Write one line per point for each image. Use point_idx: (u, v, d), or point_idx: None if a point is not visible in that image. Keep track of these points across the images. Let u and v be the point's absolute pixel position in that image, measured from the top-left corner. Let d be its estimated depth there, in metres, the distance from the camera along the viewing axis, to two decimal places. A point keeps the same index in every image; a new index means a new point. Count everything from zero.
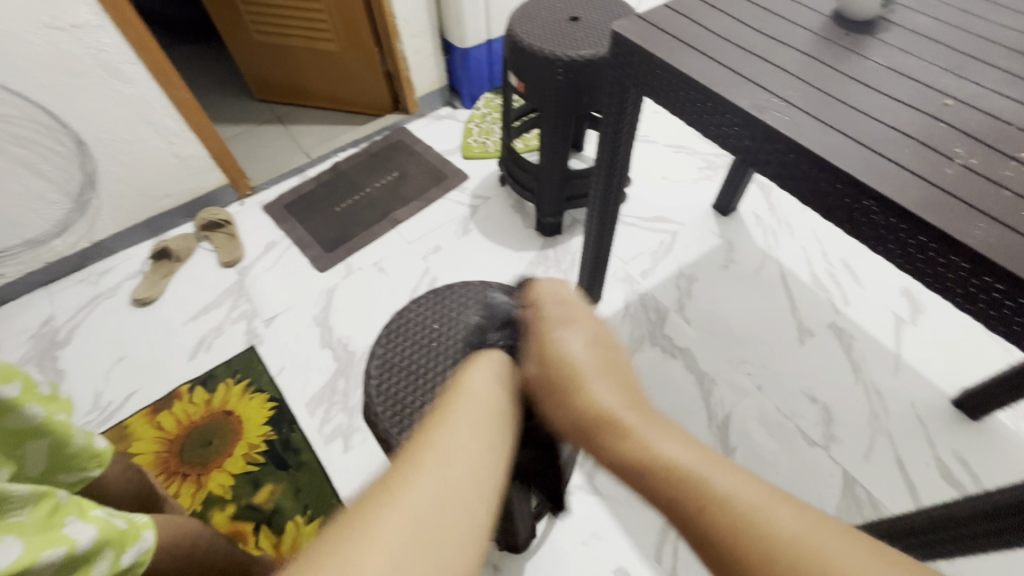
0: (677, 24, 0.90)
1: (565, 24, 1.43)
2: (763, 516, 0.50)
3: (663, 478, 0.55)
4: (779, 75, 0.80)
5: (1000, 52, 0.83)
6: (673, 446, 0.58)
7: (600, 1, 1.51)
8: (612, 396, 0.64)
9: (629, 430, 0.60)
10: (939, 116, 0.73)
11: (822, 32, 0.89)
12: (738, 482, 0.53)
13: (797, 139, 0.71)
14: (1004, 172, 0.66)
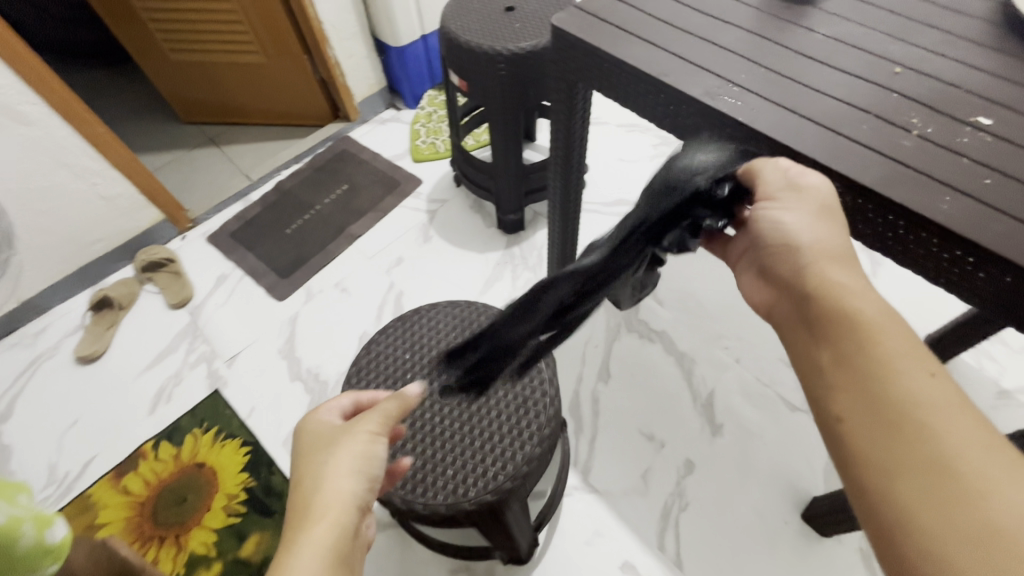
0: (616, 11, 0.87)
1: (502, 15, 1.36)
2: (932, 422, 0.45)
3: (875, 378, 0.48)
4: (727, 58, 0.78)
5: (938, 12, 0.82)
6: (908, 359, 0.49)
7: None
8: (824, 261, 0.56)
9: (848, 312, 0.52)
10: (888, 86, 0.72)
11: (763, 7, 0.86)
12: (946, 399, 0.46)
13: (753, 124, 0.69)
14: (958, 139, 0.65)
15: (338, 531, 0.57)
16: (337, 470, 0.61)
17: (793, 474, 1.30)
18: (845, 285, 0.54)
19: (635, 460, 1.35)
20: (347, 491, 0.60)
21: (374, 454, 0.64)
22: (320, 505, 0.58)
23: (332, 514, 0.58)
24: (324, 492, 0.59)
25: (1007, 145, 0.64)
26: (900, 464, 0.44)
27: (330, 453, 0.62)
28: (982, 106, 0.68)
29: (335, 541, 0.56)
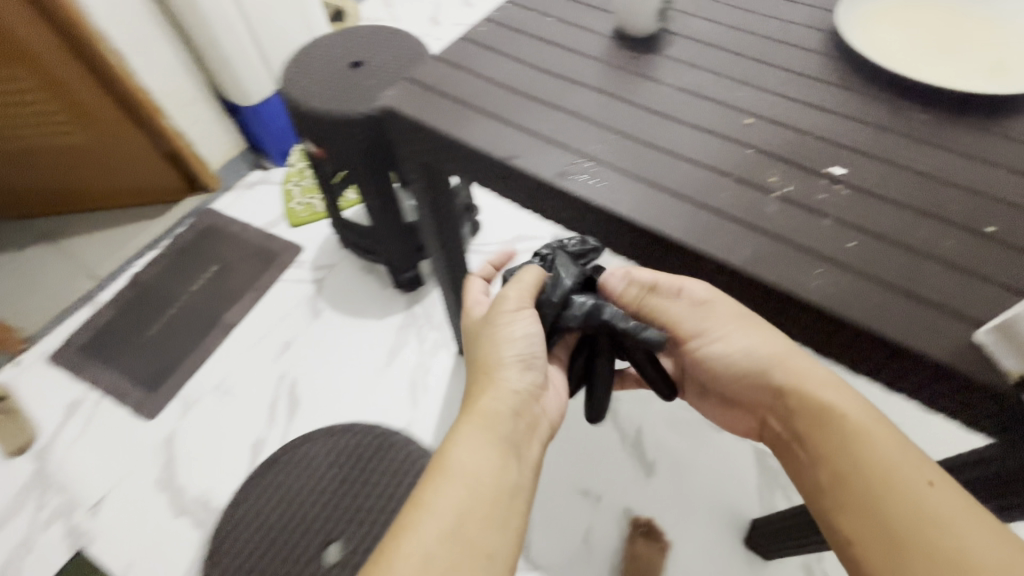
0: (454, 82, 0.78)
1: (347, 73, 1.22)
2: (891, 495, 0.54)
3: (864, 476, 0.56)
4: (578, 127, 0.71)
5: (777, 46, 0.80)
6: (896, 451, 0.57)
7: (380, 36, 1.32)
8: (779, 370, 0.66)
9: (832, 416, 0.61)
10: (743, 141, 0.68)
11: (608, 58, 0.80)
12: (954, 500, 0.53)
13: (613, 207, 0.62)
14: (816, 196, 0.62)
15: (496, 420, 0.68)
16: (492, 365, 0.71)
17: (730, 498, 1.29)
18: (810, 383, 0.64)
19: (574, 521, 1.27)
20: (503, 383, 0.71)
21: (524, 339, 0.72)
22: (482, 396, 0.69)
23: (493, 402, 0.68)
24: (487, 386, 0.70)
25: (862, 196, 0.61)
26: (875, 535, 0.54)
27: (493, 343, 0.73)
28: (834, 152, 0.66)
29: (494, 426, 0.67)
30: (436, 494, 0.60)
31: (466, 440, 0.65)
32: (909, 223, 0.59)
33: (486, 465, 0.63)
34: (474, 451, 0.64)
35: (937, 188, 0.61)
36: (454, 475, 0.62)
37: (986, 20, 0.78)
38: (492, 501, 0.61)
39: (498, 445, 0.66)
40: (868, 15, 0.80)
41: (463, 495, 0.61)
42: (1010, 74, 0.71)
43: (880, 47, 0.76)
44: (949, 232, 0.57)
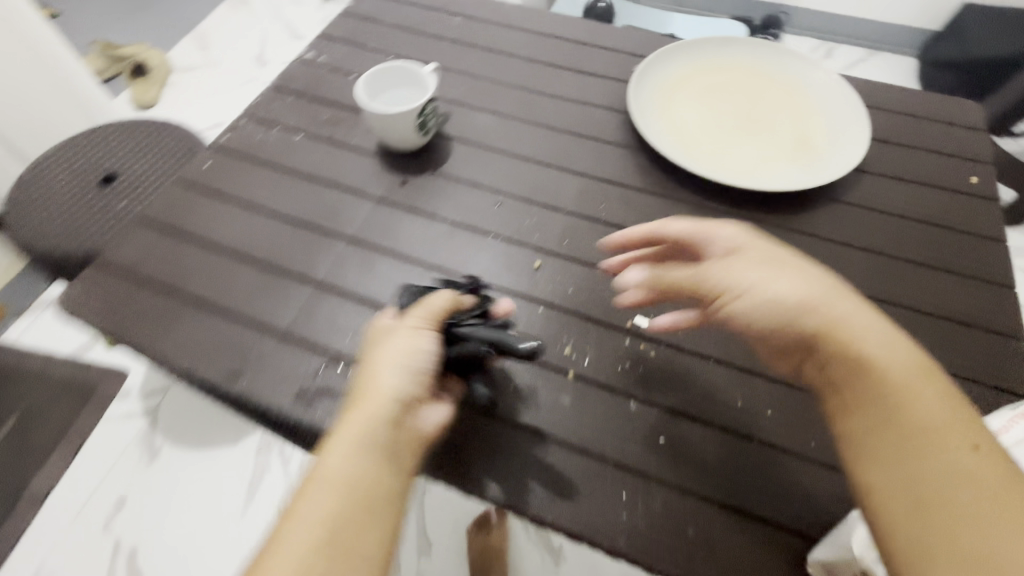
0: (163, 260, 0.58)
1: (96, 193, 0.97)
2: (938, 446, 0.32)
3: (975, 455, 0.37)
4: (324, 310, 0.54)
5: (570, 140, 0.67)
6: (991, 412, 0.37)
7: (140, 135, 1.06)
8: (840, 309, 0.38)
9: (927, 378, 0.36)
10: (530, 294, 0.55)
11: (369, 185, 0.64)
12: None
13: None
14: (618, 365, 0.50)
15: (386, 428, 0.38)
16: (393, 351, 0.41)
17: None
18: (853, 321, 0.37)
19: None
20: (412, 377, 0.40)
21: (425, 349, 0.42)
22: (366, 389, 0.40)
23: (392, 399, 0.39)
24: (376, 371, 0.40)
25: (672, 357, 0.50)
26: (902, 494, 0.32)
27: (389, 330, 0.43)
28: None
29: (382, 442, 0.38)
30: (279, 560, 0.33)
31: (337, 459, 0.37)
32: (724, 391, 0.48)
33: (366, 504, 0.36)
34: (349, 479, 0.36)
35: None
36: (308, 496, 0.36)
37: (784, 85, 0.72)
38: (365, 561, 0.34)
39: (388, 465, 0.38)
40: (663, 92, 0.71)
41: (315, 556, 0.34)
42: (815, 155, 0.64)
43: (678, 135, 0.67)
44: (768, 397, 0.48)
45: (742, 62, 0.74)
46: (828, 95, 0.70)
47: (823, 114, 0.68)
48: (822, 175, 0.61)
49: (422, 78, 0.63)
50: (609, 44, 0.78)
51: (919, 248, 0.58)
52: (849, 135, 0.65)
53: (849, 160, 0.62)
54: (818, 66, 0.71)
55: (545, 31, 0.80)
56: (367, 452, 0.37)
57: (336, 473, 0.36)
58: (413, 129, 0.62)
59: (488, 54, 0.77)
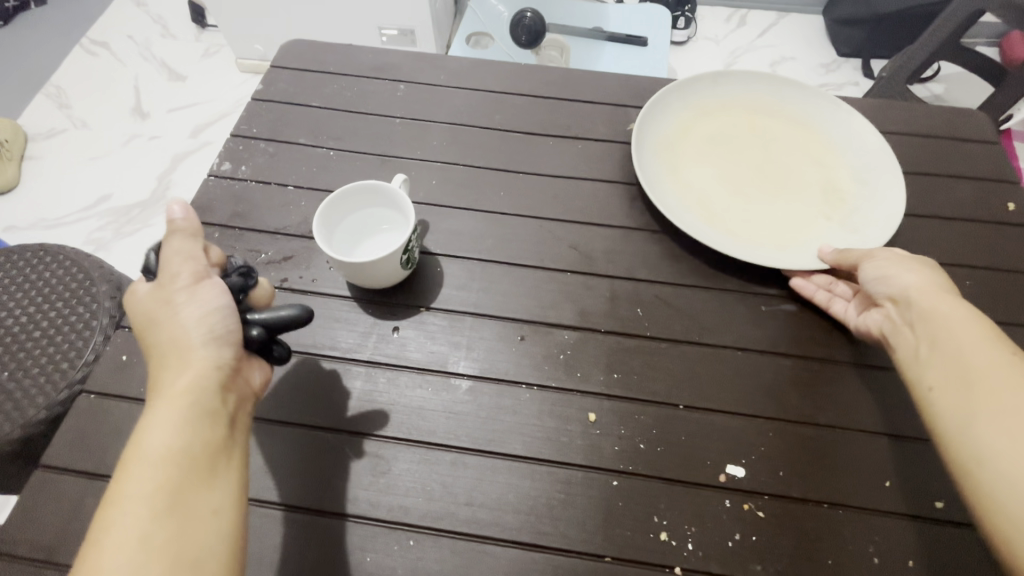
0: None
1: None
2: (965, 350, 0.38)
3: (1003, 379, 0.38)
4: (345, 551, 0.41)
5: (575, 230, 0.57)
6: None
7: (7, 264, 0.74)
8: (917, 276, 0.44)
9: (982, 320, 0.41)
10: (596, 462, 0.44)
11: (349, 342, 0.50)
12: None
13: None
14: (727, 540, 0.42)
15: (206, 392, 0.37)
16: (189, 322, 0.39)
17: None
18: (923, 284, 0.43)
19: None
20: (219, 341, 0.39)
21: (215, 306, 0.40)
22: (175, 360, 0.38)
23: (204, 362, 0.38)
24: (182, 343, 0.39)
25: (780, 512, 0.43)
26: (946, 382, 0.38)
27: (173, 302, 0.40)
28: (714, 432, 0.46)
29: (199, 403, 0.37)
30: (109, 548, 0.31)
31: (156, 431, 0.35)
32: (852, 545, 0.41)
33: (202, 462, 0.35)
34: (174, 445, 0.35)
35: (854, 454, 0.45)
36: (137, 478, 0.33)
37: (790, 120, 0.64)
38: (212, 516, 0.33)
39: (213, 423, 0.36)
40: (664, 151, 0.61)
41: (154, 527, 0.32)
42: (851, 205, 0.57)
43: (700, 207, 0.57)
44: (897, 539, 0.42)
45: (737, 97, 0.66)
46: (841, 125, 0.63)
47: (842, 151, 0.61)
48: (870, 231, 0.54)
49: (399, 199, 0.50)
50: (584, 97, 0.68)
51: (984, 301, 0.54)
52: (880, 175, 0.58)
53: (894, 208, 0.55)
54: (822, 91, 0.64)
55: (507, 89, 0.68)
56: (183, 426, 0.35)
57: (158, 452, 0.34)
58: (397, 265, 0.49)
59: (448, 130, 0.64)
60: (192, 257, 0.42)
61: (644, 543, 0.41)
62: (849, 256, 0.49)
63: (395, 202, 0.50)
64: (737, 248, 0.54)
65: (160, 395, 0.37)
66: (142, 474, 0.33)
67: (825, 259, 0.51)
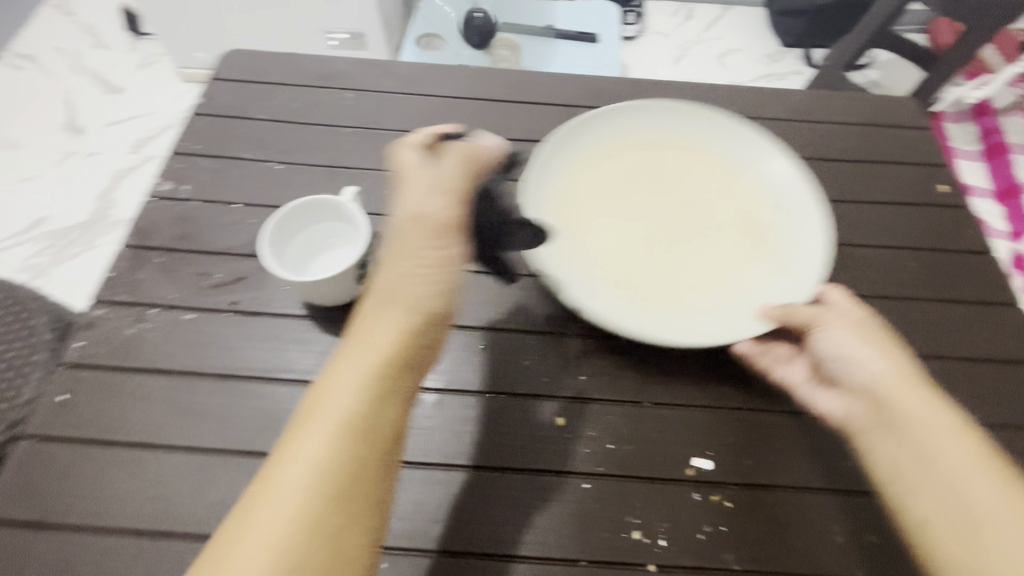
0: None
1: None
2: (956, 464, 0.37)
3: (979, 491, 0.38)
4: None
5: None
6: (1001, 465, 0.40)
7: None
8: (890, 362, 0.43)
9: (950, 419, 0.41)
10: (568, 467, 0.44)
11: (309, 362, 0.48)
12: None
13: None
14: (699, 532, 0.42)
15: (394, 362, 0.36)
16: (394, 278, 0.40)
17: None
18: (901, 379, 0.41)
19: None
20: (424, 307, 0.39)
21: (430, 264, 0.40)
22: (380, 311, 0.38)
23: (400, 322, 0.38)
24: (387, 296, 0.39)
25: (748, 501, 0.44)
26: (940, 501, 0.37)
27: (398, 247, 0.41)
28: (681, 427, 0.46)
29: (389, 372, 0.36)
30: (281, 497, 0.30)
31: (345, 384, 0.34)
32: (816, 528, 0.43)
33: (369, 437, 0.33)
34: (351, 411, 0.33)
35: (815, 439, 0.47)
36: (321, 428, 0.33)
37: (682, 141, 0.59)
38: (363, 506, 0.32)
39: (395, 399, 0.35)
40: (559, 215, 0.54)
41: (312, 496, 0.30)
42: (772, 236, 0.53)
43: (619, 279, 0.50)
44: (856, 517, 0.44)
45: (620, 125, 0.59)
46: (732, 137, 0.58)
47: (753, 176, 0.56)
48: (800, 260, 0.51)
49: (353, 214, 0.48)
50: (538, 99, 0.68)
51: (928, 282, 0.56)
52: (790, 189, 0.55)
53: (818, 223, 0.52)
54: (697, 105, 0.59)
55: (460, 94, 0.67)
56: (373, 397, 0.34)
57: (342, 410, 0.33)
58: (354, 281, 0.48)
59: (402, 138, 0.63)
60: (444, 178, 0.45)
61: (618, 544, 0.42)
62: (796, 315, 0.46)
63: (356, 221, 0.49)
64: (674, 330, 0.48)
65: (358, 345, 0.37)
66: (326, 430, 0.32)
67: (767, 318, 0.46)
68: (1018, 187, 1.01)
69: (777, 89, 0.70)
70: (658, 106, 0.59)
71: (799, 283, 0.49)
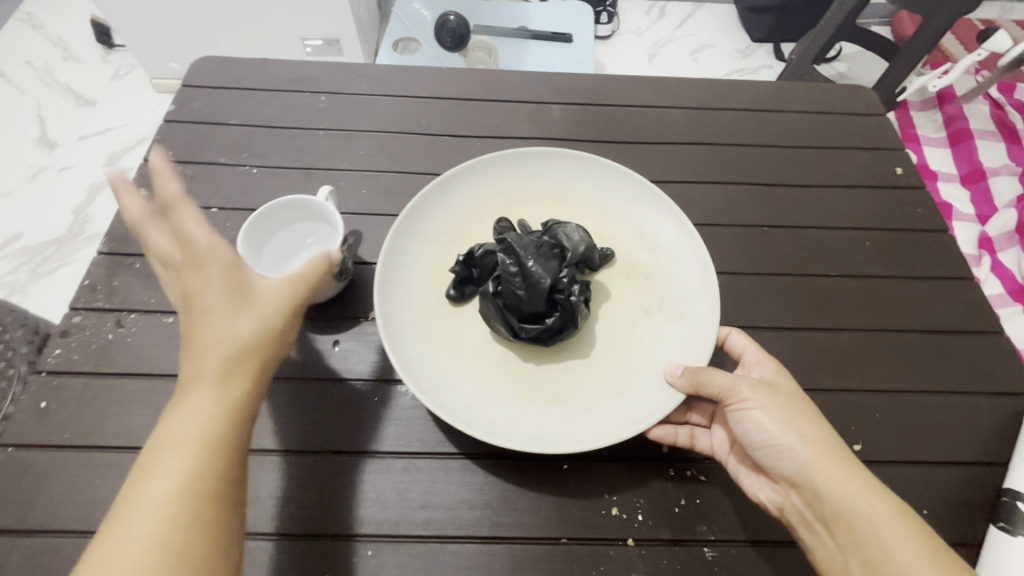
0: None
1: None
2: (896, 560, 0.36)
3: None
4: (305, 568, 0.41)
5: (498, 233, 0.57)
6: None
7: None
8: (813, 441, 0.41)
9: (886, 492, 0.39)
10: None
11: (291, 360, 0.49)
12: None
13: None
14: (675, 506, 0.45)
15: (240, 378, 0.35)
16: (214, 291, 0.35)
17: None
18: (826, 465, 0.39)
19: None
20: (263, 318, 0.36)
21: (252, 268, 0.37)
22: (223, 311, 0.35)
23: (242, 340, 0.35)
24: (231, 297, 0.36)
25: (718, 474, 0.46)
26: None
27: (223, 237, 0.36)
28: None
29: (226, 398, 0.34)
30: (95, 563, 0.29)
31: (191, 406, 0.33)
32: None
33: (230, 454, 0.34)
34: (195, 440, 0.33)
35: None
36: (152, 475, 0.31)
37: (552, 202, 0.58)
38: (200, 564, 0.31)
39: (224, 440, 0.33)
40: (430, 314, 0.50)
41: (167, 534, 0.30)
42: (659, 287, 0.52)
43: (509, 382, 0.47)
44: None
45: (484, 199, 0.57)
46: (599, 189, 0.58)
47: (633, 237, 0.55)
48: (690, 309, 0.50)
49: (326, 212, 0.49)
50: (511, 97, 0.69)
51: (890, 260, 0.59)
52: (666, 234, 0.55)
53: (697, 263, 0.52)
54: (557, 154, 0.58)
55: (434, 94, 0.69)
56: (201, 434, 0.33)
57: (173, 450, 0.32)
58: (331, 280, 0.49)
59: (377, 138, 0.64)
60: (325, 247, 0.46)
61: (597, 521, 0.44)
62: (706, 386, 0.43)
63: (329, 219, 0.50)
64: (578, 430, 0.44)
65: (194, 366, 0.34)
66: (153, 472, 0.32)
67: (679, 387, 0.44)
68: (982, 171, 1.05)
69: (742, 81, 0.73)
70: (517, 163, 0.58)
71: (693, 337, 0.48)
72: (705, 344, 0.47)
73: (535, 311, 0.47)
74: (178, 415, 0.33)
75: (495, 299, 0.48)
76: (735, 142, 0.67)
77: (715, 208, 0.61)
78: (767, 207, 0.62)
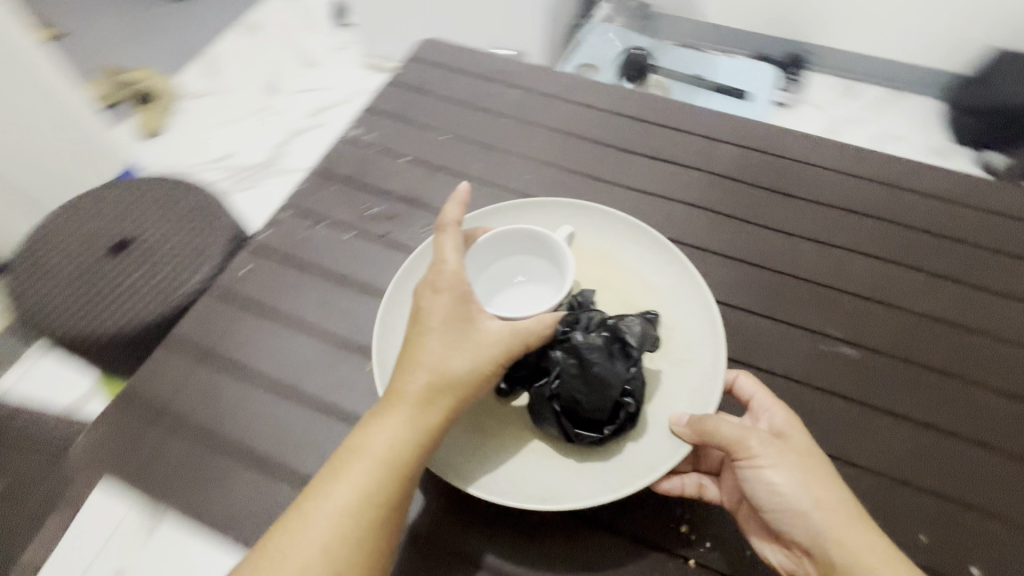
0: (203, 408, 0.50)
1: (93, 266, 0.76)
2: None
3: None
4: None
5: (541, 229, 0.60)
6: None
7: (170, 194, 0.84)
8: (824, 503, 0.41)
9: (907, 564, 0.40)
10: None
11: None
12: None
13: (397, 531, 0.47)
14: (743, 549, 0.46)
15: (441, 408, 0.42)
16: (446, 316, 0.44)
17: None
18: (836, 525, 0.41)
19: None
20: (476, 359, 0.43)
21: (473, 312, 0.44)
22: (441, 347, 0.43)
23: (446, 377, 0.42)
24: (451, 337, 0.43)
25: None
26: None
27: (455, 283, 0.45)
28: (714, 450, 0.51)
29: (420, 425, 0.41)
30: (297, 526, 0.39)
31: (388, 426, 0.41)
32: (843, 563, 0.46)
33: (406, 474, 0.40)
34: (385, 456, 0.40)
35: (896, 509, 0.46)
36: (350, 473, 0.40)
37: None
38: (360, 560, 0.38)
39: (407, 457, 0.40)
40: None
41: (346, 526, 0.38)
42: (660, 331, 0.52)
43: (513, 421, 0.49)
44: None
45: None
46: (594, 230, 0.58)
47: (626, 284, 0.56)
48: (696, 352, 0.50)
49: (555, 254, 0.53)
50: (684, 126, 0.72)
51: None
52: (655, 276, 0.55)
53: (700, 304, 0.52)
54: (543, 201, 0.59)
55: (612, 109, 0.74)
56: (390, 453, 0.40)
57: (365, 459, 0.40)
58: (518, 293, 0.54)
59: (549, 133, 0.70)
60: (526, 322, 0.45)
61: (634, 529, 0.47)
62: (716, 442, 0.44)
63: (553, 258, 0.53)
64: (582, 482, 0.45)
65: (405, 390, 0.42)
66: (350, 470, 0.40)
67: (683, 438, 0.45)
68: None
69: (929, 156, 0.69)
70: (521, 211, 0.59)
71: (702, 386, 0.48)
72: (711, 391, 0.47)
73: (595, 416, 0.46)
74: (381, 429, 0.41)
75: (552, 402, 0.46)
76: (914, 222, 0.63)
77: (870, 281, 0.58)
78: (927, 287, 0.58)
